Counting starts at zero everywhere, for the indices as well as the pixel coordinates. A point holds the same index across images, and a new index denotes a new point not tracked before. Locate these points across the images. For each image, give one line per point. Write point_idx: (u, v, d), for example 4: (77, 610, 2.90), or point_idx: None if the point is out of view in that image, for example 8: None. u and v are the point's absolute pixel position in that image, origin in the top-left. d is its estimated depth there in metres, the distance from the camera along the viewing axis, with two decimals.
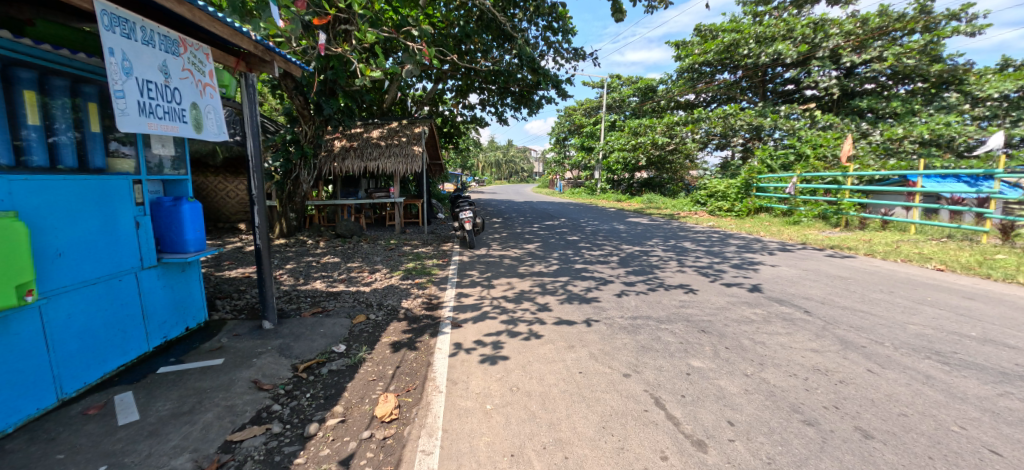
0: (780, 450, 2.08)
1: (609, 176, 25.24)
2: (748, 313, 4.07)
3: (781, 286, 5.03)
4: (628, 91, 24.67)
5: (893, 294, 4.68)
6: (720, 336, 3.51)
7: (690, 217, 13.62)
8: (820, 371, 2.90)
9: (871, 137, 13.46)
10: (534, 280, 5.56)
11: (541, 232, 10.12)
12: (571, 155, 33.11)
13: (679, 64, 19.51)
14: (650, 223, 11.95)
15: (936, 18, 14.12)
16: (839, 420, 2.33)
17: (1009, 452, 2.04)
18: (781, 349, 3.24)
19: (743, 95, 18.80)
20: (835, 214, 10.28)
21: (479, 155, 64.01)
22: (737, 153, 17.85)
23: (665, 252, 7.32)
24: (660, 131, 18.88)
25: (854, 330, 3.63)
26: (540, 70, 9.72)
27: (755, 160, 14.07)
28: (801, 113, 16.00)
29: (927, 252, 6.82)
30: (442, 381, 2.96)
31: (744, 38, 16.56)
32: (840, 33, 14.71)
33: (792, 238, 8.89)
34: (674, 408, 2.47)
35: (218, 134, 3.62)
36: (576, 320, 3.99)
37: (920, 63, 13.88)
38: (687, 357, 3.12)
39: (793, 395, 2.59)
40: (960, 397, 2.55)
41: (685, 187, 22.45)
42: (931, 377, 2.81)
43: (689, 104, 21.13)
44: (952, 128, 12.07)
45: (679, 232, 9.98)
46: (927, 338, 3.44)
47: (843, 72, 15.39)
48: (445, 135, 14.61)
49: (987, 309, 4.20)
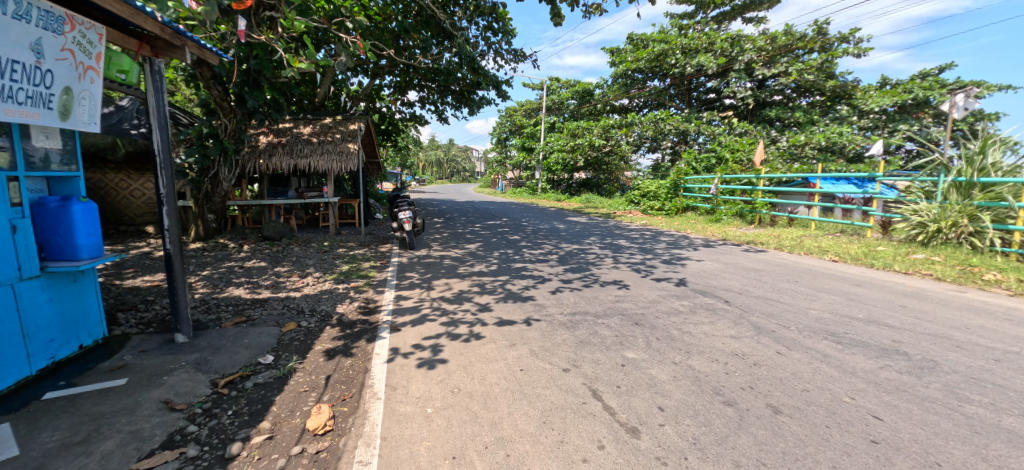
0: (704, 430, 2.24)
1: (549, 177, 25.82)
2: (677, 305, 4.36)
3: (704, 278, 5.45)
4: (566, 94, 25.41)
5: (798, 284, 5.24)
6: (652, 328, 3.72)
7: (626, 217, 14.01)
8: (738, 355, 3.17)
9: (779, 143, 14.95)
10: (474, 280, 5.54)
11: (482, 232, 10.13)
12: (513, 155, 33.53)
13: (614, 70, 20.43)
14: (589, 222, 12.35)
15: (830, 40, 15.98)
16: (754, 398, 2.57)
17: (887, 417, 2.36)
18: (705, 337, 3.50)
19: (671, 102, 20.00)
20: (751, 213, 11.28)
21: (419, 155, 62.75)
22: (667, 155, 19.03)
23: (601, 249, 7.62)
24: (597, 133, 19.69)
25: (766, 316, 4.02)
26: (480, 70, 9.74)
27: (682, 163, 15.10)
28: (721, 121, 17.44)
29: (824, 246, 7.69)
30: (381, 388, 2.85)
31: (672, 49, 17.69)
32: (753, 48, 16.24)
33: (715, 235, 9.64)
34: (611, 398, 2.58)
35: (89, 124, 3.13)
36: (517, 319, 4.02)
37: (818, 78, 15.64)
38: (622, 349, 3.27)
39: (716, 379, 2.81)
40: (850, 371, 2.92)
41: (621, 187, 23.53)
42: (828, 355, 3.17)
43: (624, 109, 22.15)
44: (844, 137, 13.78)
45: (614, 231, 10.44)
46: (824, 321, 3.89)
47: (756, 84, 16.97)
48: (383, 132, 14.15)
49: (869, 294, 4.84)
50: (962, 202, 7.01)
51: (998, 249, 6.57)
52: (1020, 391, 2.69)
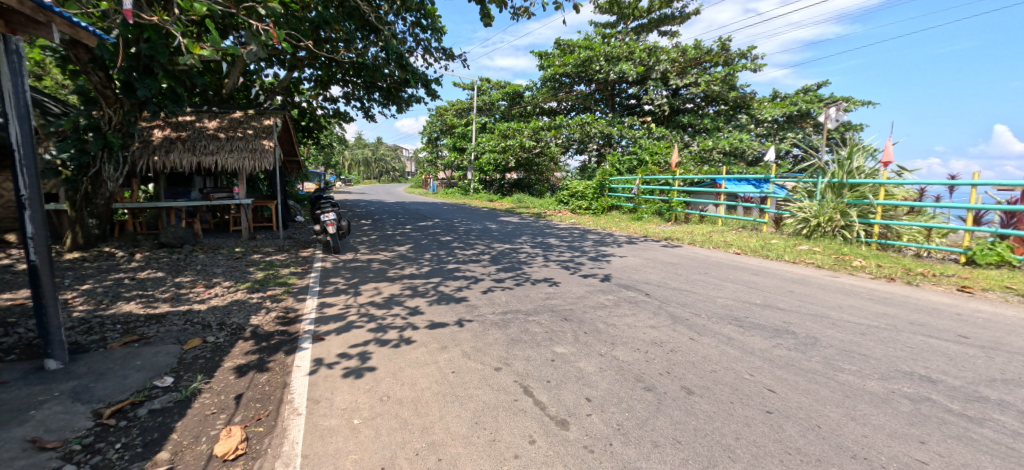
0: (627, 416, 2.38)
1: (481, 177, 25.84)
2: (603, 300, 4.58)
3: (627, 273, 5.79)
4: (497, 95, 25.59)
5: (708, 275, 5.77)
6: (580, 322, 3.87)
7: (555, 217, 14.41)
8: (657, 343, 3.41)
9: (691, 147, 16.35)
10: (404, 283, 5.38)
11: (413, 233, 9.87)
12: (444, 155, 33.11)
13: (542, 73, 21.03)
14: (521, 222, 12.58)
15: (732, 55, 17.76)
16: (671, 382, 2.78)
17: (780, 390, 2.68)
18: (628, 328, 3.73)
19: (596, 106, 21.03)
20: (668, 211, 12.21)
21: (345, 154, 59.65)
22: (593, 157, 19.96)
23: (532, 248, 7.80)
24: (528, 135, 20.10)
25: (680, 306, 4.37)
26: (408, 67, 9.50)
27: (606, 165, 15.94)
28: (641, 125, 18.67)
29: (730, 240, 8.54)
30: (302, 402, 2.66)
31: (596, 55, 18.59)
32: (667, 59, 17.59)
33: (637, 232, 10.30)
34: (541, 393, 2.64)
35: None
36: (449, 321, 3.97)
37: (722, 89, 17.29)
38: (552, 345, 3.37)
39: (637, 366, 2.99)
40: (750, 351, 3.27)
41: (551, 187, 24.23)
42: (732, 338, 3.53)
43: (553, 112, 22.86)
44: (744, 143, 15.44)
45: (545, 230, 10.73)
46: (729, 307, 4.33)
47: (671, 92, 18.41)
48: (303, 129, 13.24)
49: (765, 281, 5.47)
50: (836, 201, 8.14)
51: (863, 240, 7.74)
52: (878, 358, 3.20)
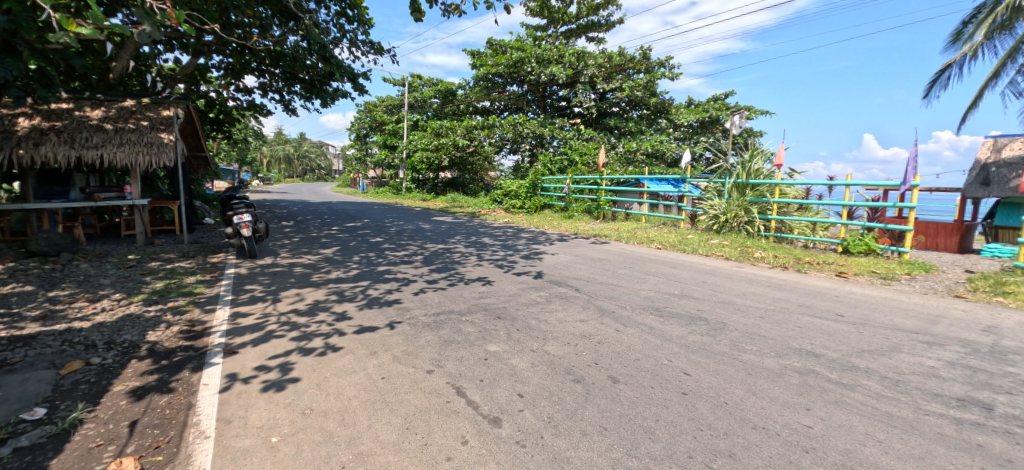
0: (557, 408, 2.46)
1: (414, 176, 25.18)
2: (535, 296, 4.68)
3: (559, 270, 5.98)
4: (429, 92, 25.09)
5: (632, 269, 6.14)
6: (513, 320, 3.93)
7: (490, 216, 14.48)
8: (585, 336, 3.56)
9: (617, 148, 17.26)
10: (330, 288, 5.09)
11: (340, 235, 9.37)
12: (374, 153, 31.84)
13: (475, 72, 21.03)
14: (455, 221, 12.47)
15: (652, 63, 19.00)
16: (598, 372, 2.91)
17: (694, 373, 2.93)
18: (558, 323, 3.85)
19: (529, 107, 21.41)
20: (596, 209, 12.79)
21: (263, 150, 55.04)
22: (526, 157, 20.33)
23: (466, 248, 7.77)
24: (461, 134, 19.95)
25: (607, 299, 4.61)
26: (333, 59, 8.98)
27: (539, 165, 16.31)
28: (571, 127, 19.35)
29: (652, 237, 9.14)
30: (211, 423, 2.41)
31: (528, 57, 18.95)
32: (595, 64, 18.39)
33: (568, 230, 10.67)
34: (474, 393, 2.64)
35: None
36: (378, 325, 3.82)
37: (644, 95, 18.28)
38: (485, 344, 3.38)
39: (567, 360, 3.10)
40: (668, 338, 3.53)
41: (485, 187, 24.28)
42: (652, 327, 3.79)
43: (486, 111, 22.90)
44: (663, 145, 16.61)
45: (479, 229, 10.73)
46: (650, 299, 4.64)
47: (599, 96, 19.27)
48: (211, 122, 11.99)
49: (681, 273, 5.94)
50: (741, 199, 9.05)
51: (763, 234, 8.69)
52: (774, 338, 3.61)
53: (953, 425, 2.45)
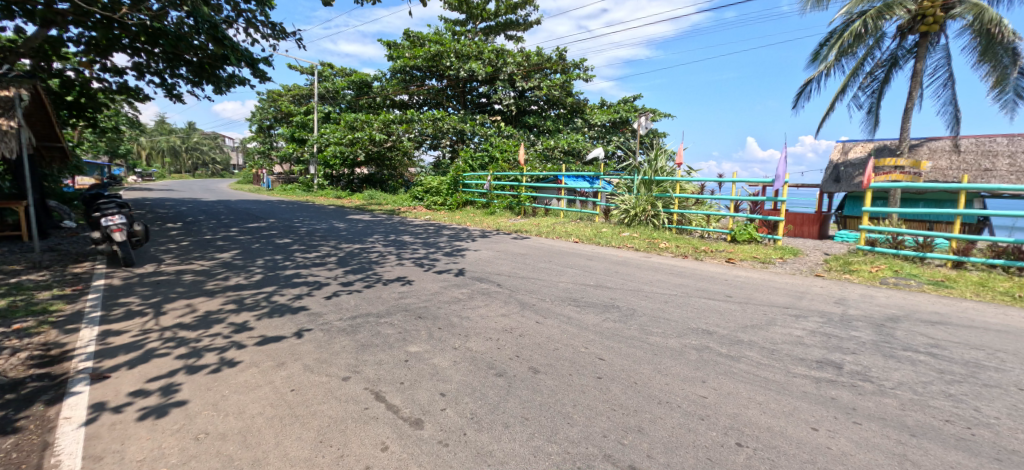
0: (479, 403, 2.48)
1: (326, 172, 23.57)
2: (457, 294, 4.66)
3: (481, 266, 6.02)
4: (342, 83, 23.63)
5: (551, 262, 6.38)
6: (434, 318, 3.87)
7: (410, 213, 14.11)
8: (507, 330, 3.62)
9: (536, 146, 17.78)
10: (228, 296, 4.58)
11: (240, 237, 8.47)
12: (280, 146, 29.26)
13: (392, 64, 20.37)
14: (373, 220, 11.94)
15: (568, 64, 19.75)
16: (519, 364, 2.98)
17: (608, 357, 3.13)
18: (480, 319, 3.87)
19: (448, 102, 21.15)
20: (517, 205, 13.06)
21: (140, 141, 47.78)
22: (447, 153, 20.14)
23: (385, 247, 7.47)
24: (378, 128, 19.14)
25: (528, 292, 4.74)
26: (226, 41, 8.03)
27: (459, 161, 16.20)
28: (491, 123, 19.50)
29: (569, 231, 9.56)
30: (75, 462, 2.02)
31: (446, 51, 18.76)
32: (513, 62, 18.68)
33: (490, 226, 10.76)
34: (394, 396, 2.55)
35: None
36: (285, 334, 3.52)
37: (561, 94, 18.97)
38: (405, 345, 3.28)
39: (489, 355, 3.13)
40: (584, 327, 3.73)
41: (405, 183, 23.53)
42: (569, 317, 3.98)
43: (404, 105, 22.16)
44: (579, 143, 17.44)
45: (398, 227, 10.37)
46: (568, 290, 4.87)
47: (518, 94, 19.63)
48: (70, 106, 10.09)
49: (597, 264, 6.30)
50: (648, 194, 9.81)
51: (667, 226, 9.52)
52: (676, 320, 3.99)
53: (813, 384, 2.92)
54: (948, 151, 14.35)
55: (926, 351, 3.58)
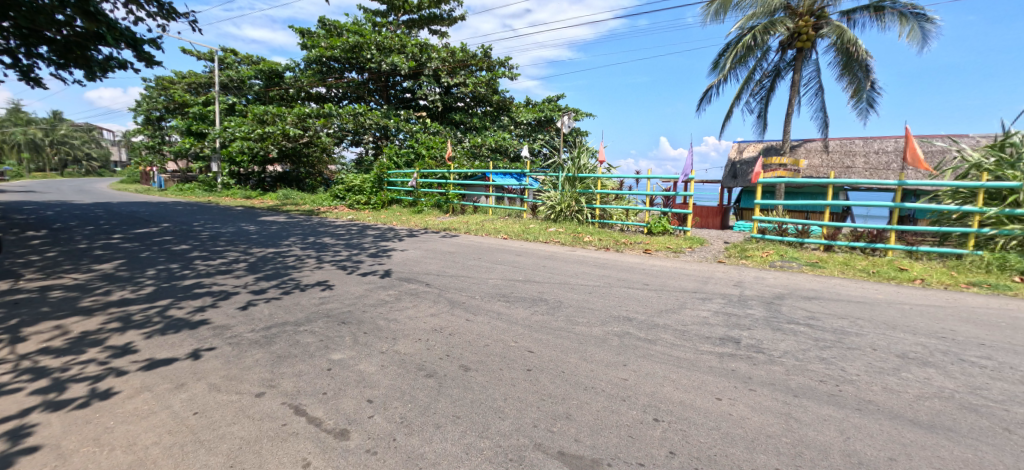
0: (409, 406, 2.42)
1: (231, 170, 21.38)
2: (383, 296, 4.49)
3: (409, 266, 5.87)
4: (248, 72, 21.56)
5: (481, 259, 6.41)
6: (359, 323, 3.70)
7: (331, 213, 13.33)
8: (437, 330, 3.58)
9: (464, 143, 17.70)
10: (110, 313, 3.98)
11: (125, 244, 7.40)
12: (175, 140, 26.01)
13: (306, 53, 19.14)
14: (289, 221, 11.09)
15: (493, 62, 19.82)
16: (450, 363, 2.97)
17: (537, 349, 3.23)
18: (409, 321, 3.78)
19: (370, 96, 20.24)
20: (445, 203, 12.90)
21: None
22: (370, 149, 19.35)
23: (303, 250, 6.98)
24: (291, 122, 17.80)
25: (458, 291, 4.72)
26: (100, 17, 6.92)
27: (384, 157, 15.62)
28: (417, 120, 19.05)
29: (498, 228, 9.66)
30: None
31: (366, 43, 18.04)
32: (438, 57, 18.37)
33: (418, 225, 10.52)
34: (316, 408, 2.40)
35: None
36: (185, 352, 3.15)
37: (487, 91, 18.94)
38: (327, 353, 3.11)
39: (418, 356, 3.07)
40: (514, 321, 3.80)
41: (325, 182, 22.12)
42: (499, 313, 4.03)
43: (321, 98, 20.81)
44: (506, 141, 17.64)
45: (318, 228, 9.74)
46: (498, 286, 4.93)
47: (443, 90, 19.33)
48: None
49: (526, 260, 6.45)
50: (572, 190, 10.22)
51: (590, 220, 9.99)
52: (599, 310, 4.22)
53: (717, 358, 3.26)
54: (819, 151, 16.74)
55: (804, 322, 4.16)
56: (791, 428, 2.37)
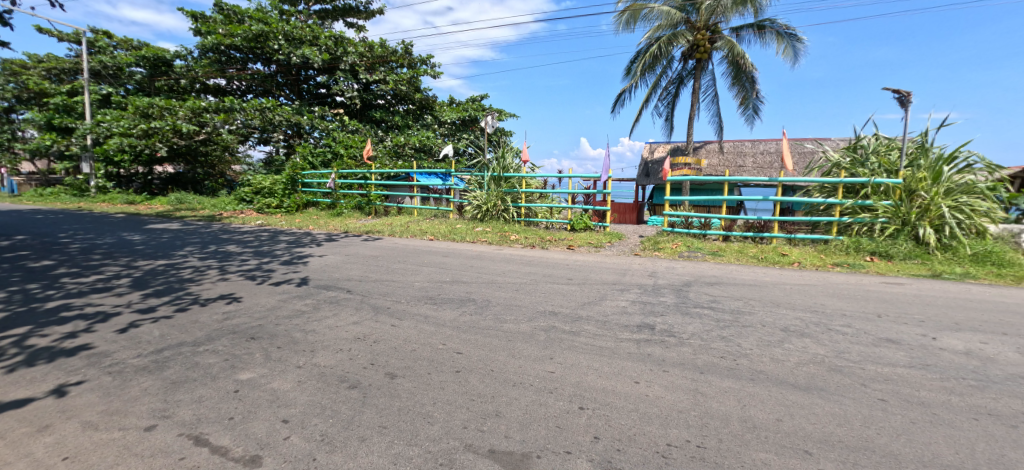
0: (331, 422, 2.28)
1: (108, 171, 18.46)
2: (299, 306, 4.18)
3: (328, 273, 5.52)
4: (126, 58, 18.75)
5: (406, 262, 6.23)
6: (272, 337, 3.41)
7: (236, 218, 12.10)
8: (360, 338, 3.41)
9: (386, 142, 17.07)
10: None
11: None
12: (29, 136, 21.83)
13: (200, 40, 17.25)
14: (184, 228, 9.86)
15: (414, 59, 19.28)
16: (375, 372, 2.85)
17: (465, 350, 3.22)
18: (328, 331, 3.56)
19: (279, 90, 18.69)
20: (367, 205, 12.34)
21: None
22: (281, 148, 17.91)
23: (202, 260, 6.25)
24: (183, 116, 15.87)
25: (382, 296, 4.54)
26: None
27: (297, 157, 14.55)
28: (333, 117, 17.98)
29: (424, 229, 9.45)
30: None
31: (273, 32, 16.66)
32: (355, 52, 17.47)
33: (337, 228, 9.94)
34: (222, 436, 2.15)
35: None
36: (49, 387, 2.65)
37: (409, 89, 18.29)
38: (234, 373, 2.81)
39: (340, 368, 2.90)
40: (441, 324, 3.75)
41: (227, 183, 19.99)
42: (426, 316, 3.95)
43: (220, 90, 18.76)
44: (430, 140, 17.31)
45: (221, 235, 8.78)
46: (425, 289, 4.83)
47: (362, 86, 18.41)
48: None
49: (453, 261, 6.39)
50: (497, 190, 10.33)
51: (516, 219, 10.18)
52: (526, 306, 4.32)
53: (634, 344, 3.50)
54: (717, 151, 18.68)
55: (707, 306, 4.63)
56: (699, 403, 2.62)
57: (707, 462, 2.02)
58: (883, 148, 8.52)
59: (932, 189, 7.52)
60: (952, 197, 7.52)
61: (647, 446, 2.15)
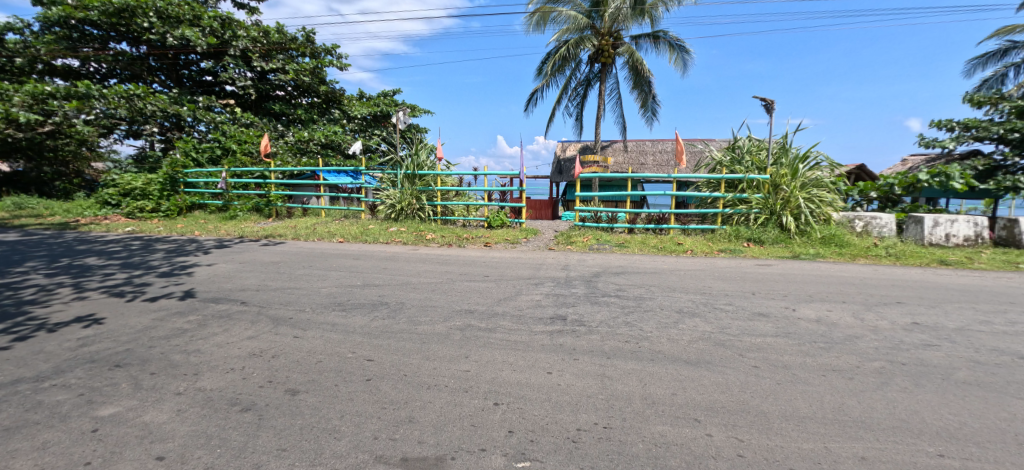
0: (219, 452, 2.04)
1: None
2: (181, 324, 3.69)
3: (218, 283, 4.94)
4: None
5: (312, 267, 5.80)
6: (145, 363, 2.96)
7: (97, 224, 10.32)
8: (256, 354, 3.11)
9: (286, 137, 15.70)
10: None
11: None
12: None
13: (42, 13, 14.44)
14: (23, 239, 8.15)
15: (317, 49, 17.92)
16: (274, 390, 2.62)
17: (377, 357, 3.10)
18: (217, 349, 3.19)
19: (151, 76, 16.21)
20: (267, 206, 11.25)
21: None
22: (157, 143, 15.67)
23: (49, 277, 5.21)
24: (18, 102, 13.09)
25: (282, 306, 4.17)
26: None
27: (177, 153, 12.87)
28: (223, 108, 16.09)
29: (333, 231, 8.88)
30: None
31: (141, 8, 14.42)
32: (247, 36, 15.77)
33: (229, 233, 8.93)
34: None
35: None
36: None
37: (312, 81, 16.91)
38: (93, 410, 2.39)
39: (231, 389, 2.62)
40: (350, 331, 3.55)
41: (87, 184, 16.91)
42: (334, 324, 3.72)
43: (72, 73, 15.81)
44: (338, 136, 16.29)
45: (76, 246, 7.42)
46: (333, 295, 4.54)
47: (257, 75, 16.67)
48: None
49: (366, 263, 6.09)
50: (412, 188, 10.04)
51: (432, 218, 10.01)
52: (442, 306, 4.27)
53: (547, 336, 3.64)
54: (622, 150, 20.07)
55: (614, 294, 4.97)
56: (605, 386, 2.81)
57: (613, 441, 2.17)
58: (755, 148, 9.78)
59: (791, 183, 8.82)
60: (806, 190, 8.92)
61: (558, 434, 2.25)
